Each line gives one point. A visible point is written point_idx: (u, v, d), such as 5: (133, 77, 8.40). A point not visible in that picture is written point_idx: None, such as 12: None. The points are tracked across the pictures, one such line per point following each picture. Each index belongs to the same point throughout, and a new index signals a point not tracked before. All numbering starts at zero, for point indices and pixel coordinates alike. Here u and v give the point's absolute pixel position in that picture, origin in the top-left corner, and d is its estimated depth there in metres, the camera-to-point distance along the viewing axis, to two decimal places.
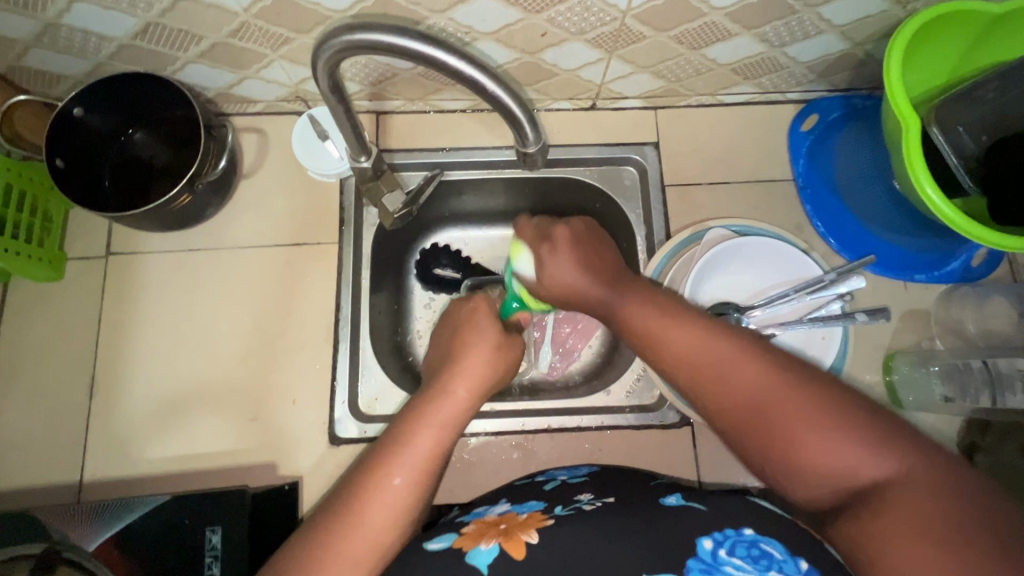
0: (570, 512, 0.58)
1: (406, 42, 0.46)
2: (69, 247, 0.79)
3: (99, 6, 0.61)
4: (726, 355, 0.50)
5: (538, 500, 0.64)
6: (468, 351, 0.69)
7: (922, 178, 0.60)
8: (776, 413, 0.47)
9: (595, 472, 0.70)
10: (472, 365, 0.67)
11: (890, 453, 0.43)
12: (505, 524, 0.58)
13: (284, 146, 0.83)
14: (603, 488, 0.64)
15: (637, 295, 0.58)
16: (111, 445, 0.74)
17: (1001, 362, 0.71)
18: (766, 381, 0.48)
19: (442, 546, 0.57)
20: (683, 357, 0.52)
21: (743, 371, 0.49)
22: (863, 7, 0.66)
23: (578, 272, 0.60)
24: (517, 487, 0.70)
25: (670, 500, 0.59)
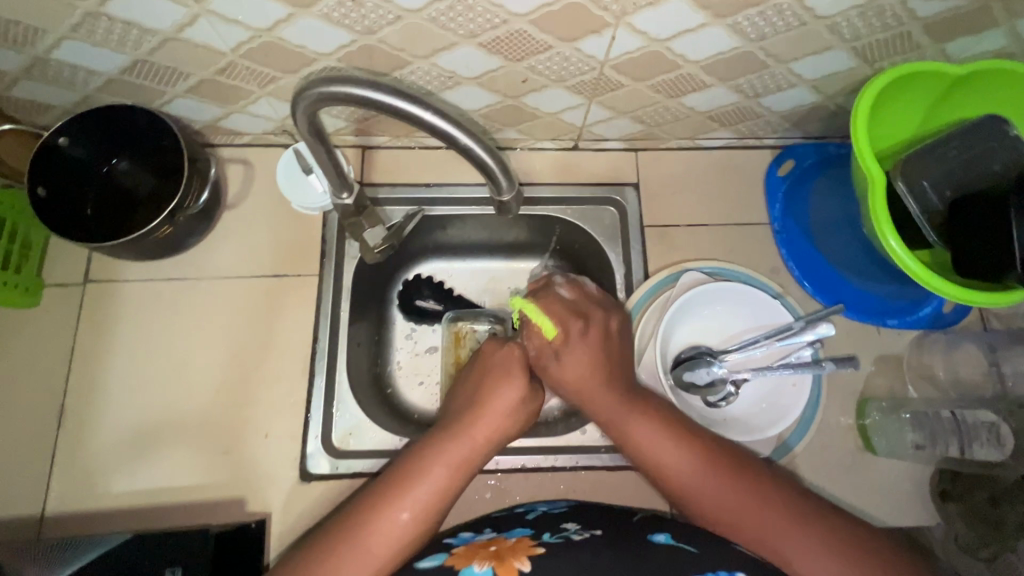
0: (562, 540, 0.60)
1: (377, 94, 0.49)
2: (47, 273, 0.79)
3: (87, 43, 0.62)
4: (717, 495, 0.61)
5: (524, 528, 0.65)
6: (495, 390, 0.69)
7: (885, 228, 0.62)
8: (770, 533, 0.59)
9: (575, 504, 0.71)
10: (497, 408, 0.67)
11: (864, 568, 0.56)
12: (495, 547, 0.59)
13: (269, 178, 0.84)
14: (588, 519, 0.66)
15: (645, 415, 0.67)
16: (76, 478, 0.72)
17: (967, 414, 0.72)
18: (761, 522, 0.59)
19: (434, 563, 0.58)
20: (691, 483, 0.63)
21: (693, 472, 0.63)
22: (832, 65, 0.68)
23: (587, 368, 0.69)
24: (495, 518, 0.70)
25: (658, 538, 0.61)
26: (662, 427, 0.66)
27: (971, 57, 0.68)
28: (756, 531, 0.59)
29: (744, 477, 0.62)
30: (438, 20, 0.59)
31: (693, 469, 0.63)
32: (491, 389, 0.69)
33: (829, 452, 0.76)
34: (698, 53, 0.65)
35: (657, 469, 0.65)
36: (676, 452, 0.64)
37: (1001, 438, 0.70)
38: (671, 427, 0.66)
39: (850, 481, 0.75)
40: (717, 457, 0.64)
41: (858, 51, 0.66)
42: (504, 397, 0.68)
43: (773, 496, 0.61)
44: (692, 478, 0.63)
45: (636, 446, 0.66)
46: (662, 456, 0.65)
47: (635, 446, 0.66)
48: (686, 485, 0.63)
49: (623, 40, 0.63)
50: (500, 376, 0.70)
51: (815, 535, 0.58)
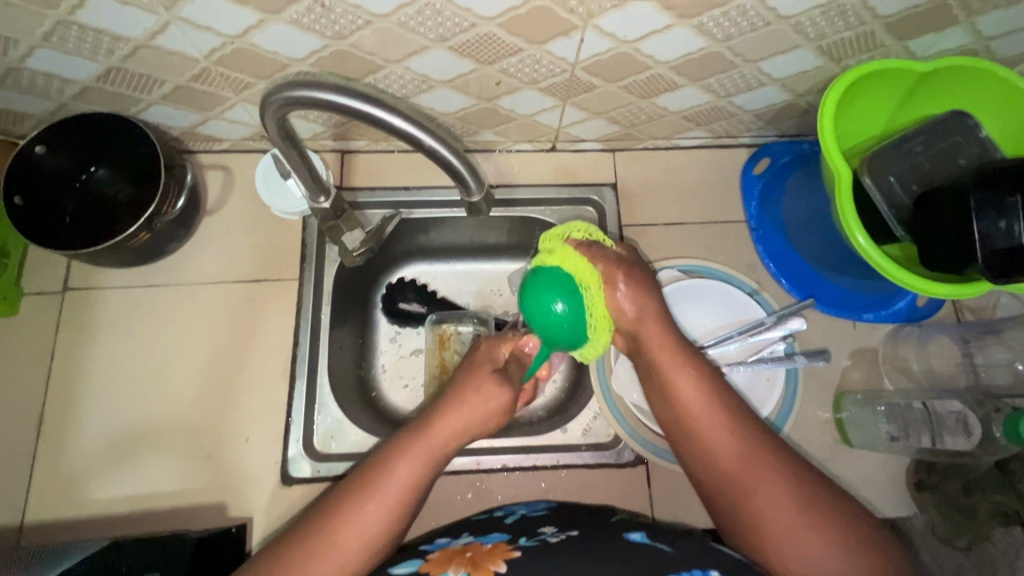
0: (536, 543, 0.60)
1: (341, 98, 0.49)
2: (26, 282, 0.79)
3: (60, 52, 0.62)
4: (756, 471, 0.57)
5: (502, 532, 0.65)
6: (472, 382, 0.66)
7: (853, 225, 0.63)
8: (787, 528, 0.54)
9: (555, 507, 0.71)
10: (472, 403, 0.64)
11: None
12: (471, 553, 0.59)
13: (249, 184, 0.84)
14: (565, 522, 0.66)
15: (698, 373, 0.62)
16: (56, 486, 0.72)
17: (938, 404, 0.72)
18: (786, 504, 0.55)
19: (409, 570, 0.58)
20: (730, 461, 0.58)
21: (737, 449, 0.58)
22: (800, 63, 0.70)
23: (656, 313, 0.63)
24: (474, 522, 0.70)
25: (635, 536, 0.62)
26: (713, 392, 0.61)
27: (935, 54, 0.69)
28: (778, 525, 0.55)
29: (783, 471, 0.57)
30: (408, 24, 0.60)
31: (732, 443, 0.59)
32: (468, 382, 0.66)
33: (806, 446, 0.76)
34: (667, 54, 0.66)
35: (687, 419, 0.61)
36: (720, 430, 0.59)
37: (969, 427, 0.70)
38: (720, 404, 0.61)
39: (827, 475, 0.75)
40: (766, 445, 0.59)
41: (823, 50, 0.67)
42: (483, 392, 0.65)
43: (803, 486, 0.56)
44: (730, 446, 0.59)
45: (678, 397, 0.61)
46: (702, 420, 0.60)
47: (679, 400, 0.61)
48: (723, 456, 0.59)
49: (591, 42, 0.63)
50: (477, 368, 0.67)
51: (833, 534, 0.53)
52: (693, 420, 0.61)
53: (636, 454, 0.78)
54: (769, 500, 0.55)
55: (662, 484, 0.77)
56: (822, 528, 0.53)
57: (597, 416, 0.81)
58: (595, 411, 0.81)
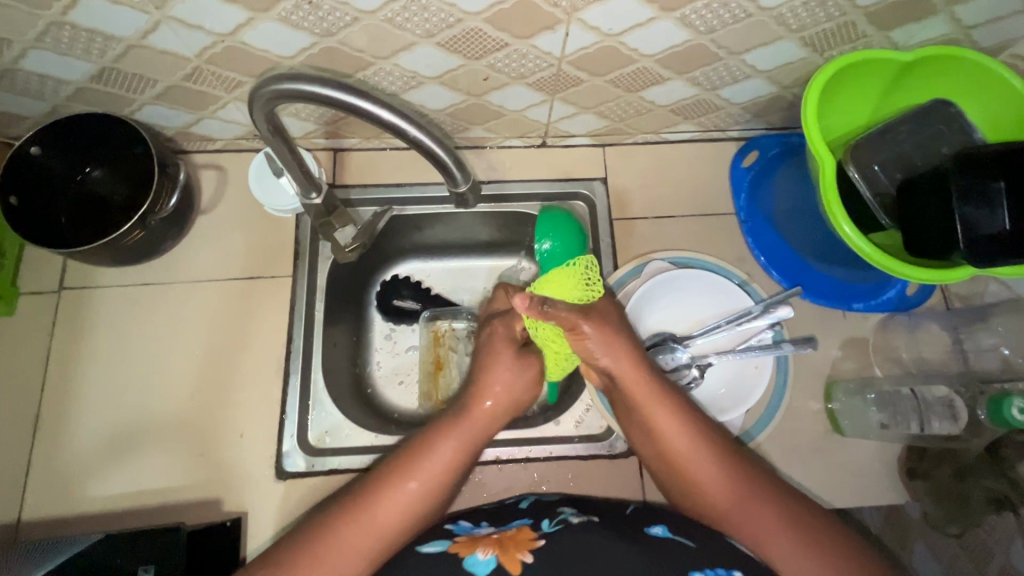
0: (560, 527, 0.60)
1: (326, 90, 0.50)
2: (22, 282, 0.80)
3: (54, 52, 0.63)
4: (754, 508, 0.58)
5: (522, 518, 0.65)
6: (498, 356, 0.68)
7: (839, 214, 0.64)
8: (787, 557, 0.56)
9: (566, 498, 0.72)
10: (497, 374, 0.67)
11: None
12: (498, 536, 0.60)
13: (243, 182, 0.85)
14: (584, 509, 0.67)
15: (684, 416, 0.62)
16: (52, 483, 0.73)
17: (926, 390, 0.73)
18: (785, 538, 0.56)
19: (437, 549, 0.59)
20: (727, 498, 0.59)
21: (733, 484, 0.59)
22: (784, 55, 0.70)
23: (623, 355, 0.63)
24: (488, 510, 0.70)
25: (655, 530, 0.60)
26: (704, 431, 0.61)
27: (917, 44, 0.70)
28: (780, 554, 0.56)
29: (770, 494, 0.58)
30: (395, 20, 0.61)
31: (720, 475, 0.59)
32: (495, 359, 0.68)
33: (797, 436, 0.77)
34: (652, 47, 0.67)
35: (679, 462, 0.61)
36: (709, 463, 0.60)
37: (956, 412, 0.71)
38: (710, 442, 0.61)
39: (819, 464, 0.76)
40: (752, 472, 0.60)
41: (806, 41, 0.68)
42: (510, 368, 0.68)
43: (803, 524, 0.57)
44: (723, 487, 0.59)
45: (669, 441, 0.61)
46: (700, 461, 0.60)
47: (672, 446, 0.61)
48: (719, 494, 0.59)
49: (577, 36, 0.64)
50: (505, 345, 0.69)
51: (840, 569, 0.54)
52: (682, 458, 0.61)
53: (629, 445, 0.78)
54: (765, 531, 0.57)
55: (655, 475, 0.77)
56: (813, 549, 0.55)
57: (589, 408, 0.81)
58: (587, 403, 0.81)
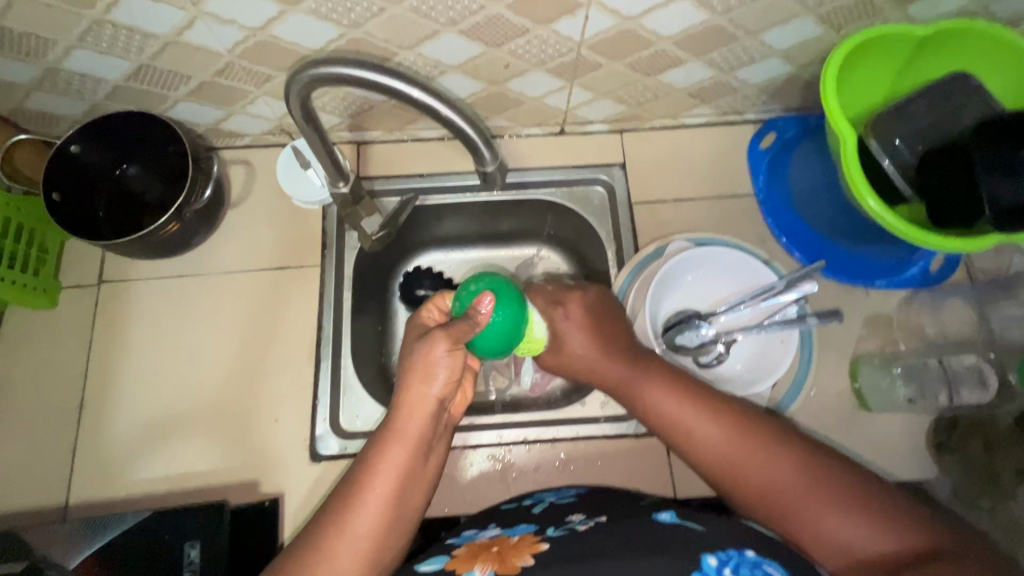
0: (566, 532, 0.59)
1: (362, 72, 0.51)
2: (64, 276, 0.83)
3: (95, 52, 0.66)
4: (756, 455, 0.58)
5: (529, 523, 0.65)
6: (418, 347, 0.56)
7: (863, 188, 0.64)
8: (803, 497, 0.55)
9: (583, 495, 0.71)
10: (430, 368, 0.57)
11: (906, 533, 0.51)
12: (498, 547, 0.59)
13: (270, 176, 0.88)
14: (591, 510, 0.65)
15: (667, 380, 0.64)
16: (97, 468, 0.75)
17: (954, 360, 0.75)
18: (797, 477, 0.55)
19: (435, 567, 0.58)
20: (725, 449, 0.59)
21: (725, 437, 0.59)
22: (800, 33, 0.71)
23: (588, 340, 0.68)
24: (505, 512, 0.70)
25: (664, 516, 0.59)
26: (688, 393, 0.63)
27: (935, 17, 0.70)
28: (796, 498, 0.55)
29: (782, 447, 0.57)
30: (419, 9, 0.62)
31: (724, 436, 0.59)
32: (415, 350, 0.56)
33: (822, 412, 0.77)
34: (669, 29, 0.69)
35: (669, 423, 0.63)
36: (709, 423, 0.60)
37: (986, 378, 0.74)
38: (700, 399, 0.62)
39: (846, 440, 0.76)
40: (762, 427, 0.59)
41: (824, 18, 0.69)
42: (441, 358, 0.57)
43: (813, 462, 0.56)
44: (719, 441, 0.60)
45: (658, 407, 0.63)
46: (691, 419, 0.61)
47: (662, 411, 0.63)
48: (718, 446, 0.59)
49: (596, 20, 0.66)
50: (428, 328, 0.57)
51: (862, 505, 0.53)
52: (679, 421, 0.62)
53: None
54: (772, 470, 0.57)
55: (681, 454, 0.78)
56: (832, 492, 0.54)
57: None
58: None
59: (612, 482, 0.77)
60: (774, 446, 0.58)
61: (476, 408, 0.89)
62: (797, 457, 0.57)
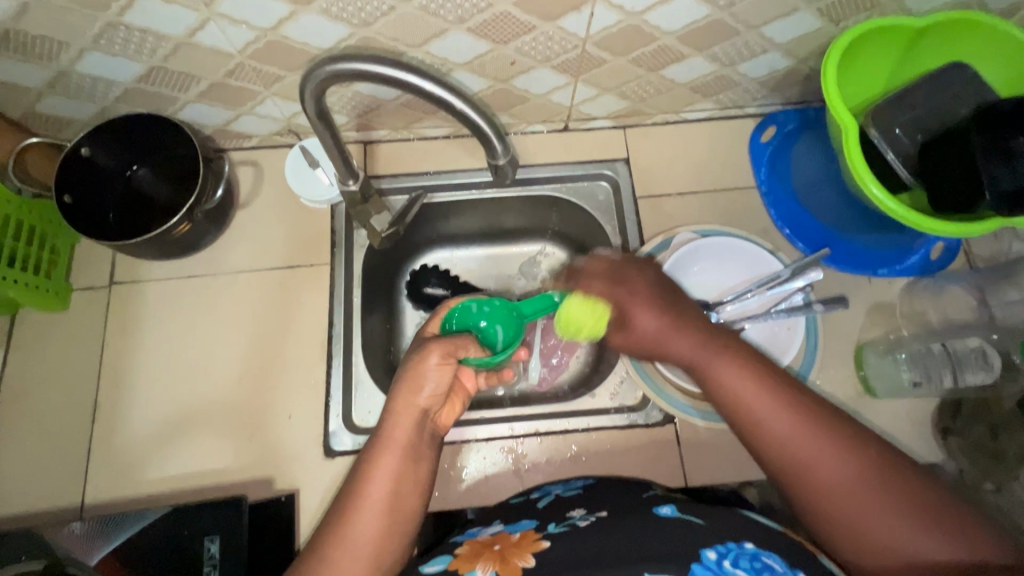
0: (567, 529, 0.60)
1: (378, 67, 0.52)
2: (74, 279, 0.83)
3: (108, 54, 0.67)
4: (823, 449, 0.56)
5: (531, 519, 0.65)
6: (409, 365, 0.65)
7: (866, 176, 0.65)
8: (860, 498, 0.54)
9: (589, 486, 0.73)
10: (420, 384, 0.65)
11: (961, 544, 0.51)
12: (500, 546, 0.59)
13: (278, 176, 0.89)
14: (594, 504, 0.66)
15: (739, 363, 0.61)
16: (113, 467, 0.76)
17: (957, 343, 0.75)
18: (857, 478, 0.54)
19: (438, 568, 0.57)
20: (791, 438, 0.57)
21: (795, 426, 0.57)
22: (799, 27, 0.73)
23: (657, 321, 0.65)
24: (512, 506, 0.71)
25: (664, 510, 0.60)
26: (759, 376, 0.60)
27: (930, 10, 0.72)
28: (853, 499, 0.54)
29: (833, 434, 0.56)
30: (428, 8, 0.64)
31: (795, 426, 0.57)
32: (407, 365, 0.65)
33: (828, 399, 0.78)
34: (673, 24, 0.70)
35: (733, 406, 0.60)
36: (779, 409, 0.58)
37: (989, 361, 0.73)
38: (770, 385, 0.60)
39: None
40: (816, 412, 0.58)
41: (823, 11, 0.70)
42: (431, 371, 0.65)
43: (877, 463, 0.55)
44: (791, 429, 0.57)
45: (724, 388, 0.61)
46: (760, 404, 0.59)
47: (727, 392, 0.61)
48: (784, 433, 0.57)
49: (601, 16, 0.67)
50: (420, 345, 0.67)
51: (921, 514, 0.52)
52: (742, 404, 0.60)
53: (664, 414, 0.80)
54: (836, 468, 0.55)
55: (692, 443, 0.79)
56: (892, 499, 0.53)
57: (624, 379, 0.83)
58: (621, 375, 0.83)
59: (623, 472, 0.78)
60: (844, 441, 0.56)
61: (485, 403, 0.89)
62: (862, 458, 0.55)
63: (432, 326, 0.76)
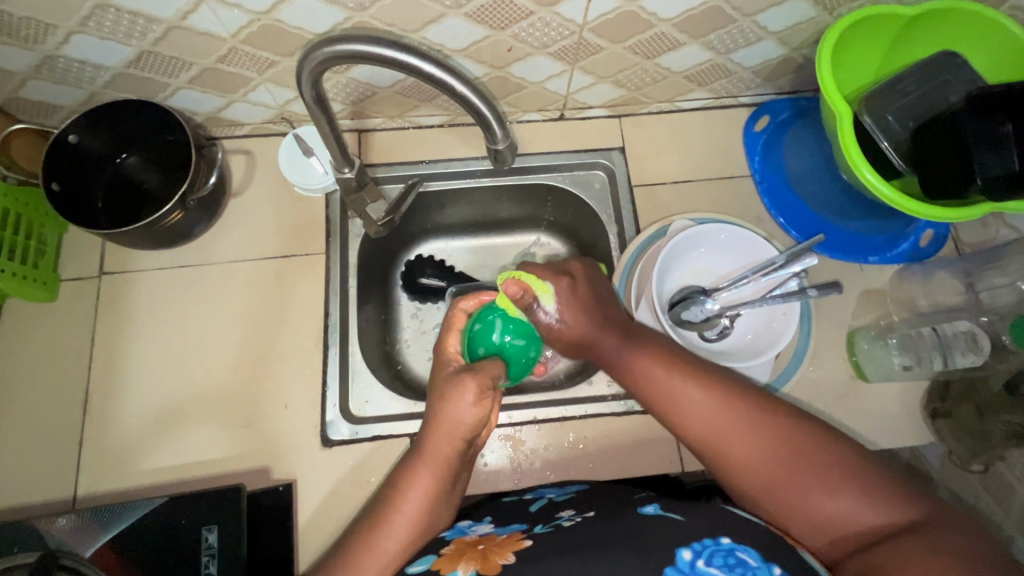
0: (552, 529, 0.59)
1: (378, 48, 0.52)
2: (62, 269, 0.82)
3: (96, 37, 0.66)
4: (736, 426, 0.59)
5: (522, 521, 0.64)
6: (448, 394, 0.62)
7: (860, 163, 0.66)
8: (776, 469, 0.56)
9: (584, 490, 0.69)
10: (458, 416, 0.62)
11: (887, 507, 0.53)
12: (484, 545, 0.58)
13: (271, 165, 0.88)
14: (585, 505, 0.64)
15: (650, 356, 0.65)
16: (106, 459, 0.75)
17: (946, 327, 0.76)
18: (771, 452, 0.57)
19: (421, 569, 0.56)
20: (704, 420, 0.60)
21: (709, 409, 0.60)
22: (793, 15, 0.73)
23: (576, 315, 0.68)
24: (504, 505, 0.70)
25: (648, 509, 0.58)
26: (669, 367, 0.64)
27: None
28: (773, 472, 0.56)
29: (748, 412, 0.59)
30: None
31: (707, 408, 0.60)
32: (446, 394, 0.62)
33: (821, 384, 0.80)
34: (669, 11, 0.70)
35: (654, 395, 0.64)
36: (692, 395, 0.61)
37: (979, 343, 0.74)
38: (684, 373, 0.63)
39: (844, 410, 0.78)
40: (727, 393, 0.61)
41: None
42: (469, 404, 0.62)
43: (790, 434, 0.57)
44: (704, 414, 0.60)
45: (639, 378, 0.65)
46: (672, 393, 0.62)
47: (647, 384, 0.64)
48: (698, 416, 0.60)
49: (598, 2, 0.67)
50: (456, 376, 0.63)
51: (837, 477, 0.54)
52: (661, 396, 0.63)
53: None
54: (748, 443, 0.58)
55: None
56: (807, 465, 0.55)
57: None
58: None
59: (620, 458, 0.79)
60: (755, 418, 0.59)
61: None
62: (775, 431, 0.58)
63: (450, 342, 0.69)
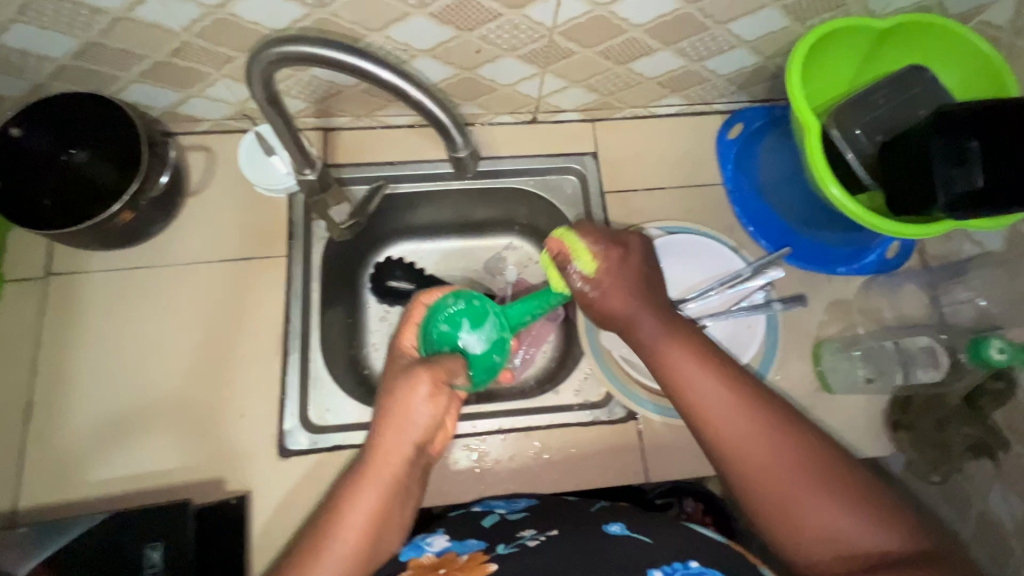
0: (515, 551, 0.57)
1: (329, 52, 0.50)
2: (7, 269, 0.78)
3: (37, 27, 0.62)
4: (744, 418, 0.57)
5: (478, 538, 0.62)
6: (402, 391, 0.63)
7: (827, 177, 0.66)
8: (779, 466, 0.55)
9: (535, 506, 0.69)
10: (410, 412, 0.63)
11: (882, 528, 0.52)
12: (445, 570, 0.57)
13: (232, 162, 0.84)
14: (542, 522, 0.63)
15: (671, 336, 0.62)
16: (50, 469, 0.72)
17: (908, 341, 0.78)
18: (777, 449, 0.55)
19: None
20: (715, 405, 0.58)
21: (721, 395, 0.58)
22: (766, 25, 0.73)
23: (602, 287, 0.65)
24: (453, 518, 0.68)
25: (613, 527, 0.59)
26: (687, 349, 0.61)
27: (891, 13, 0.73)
28: (775, 468, 0.55)
29: (757, 408, 0.57)
30: None
31: (720, 392, 0.58)
32: (397, 392, 0.63)
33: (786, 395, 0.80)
34: (641, 17, 0.69)
35: (667, 375, 0.61)
36: (704, 379, 0.59)
37: (937, 359, 0.77)
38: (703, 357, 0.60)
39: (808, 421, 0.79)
40: (738, 385, 0.59)
41: (788, 9, 0.70)
42: (422, 402, 0.63)
43: (795, 436, 0.56)
44: (716, 400, 0.58)
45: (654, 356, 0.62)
46: (686, 374, 0.60)
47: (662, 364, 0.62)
48: (709, 401, 0.58)
49: (568, 6, 0.66)
50: (410, 370, 0.64)
51: (837, 491, 0.53)
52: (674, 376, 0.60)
53: (627, 411, 0.80)
54: (754, 437, 0.56)
55: (654, 438, 0.79)
56: (809, 471, 0.54)
57: (588, 375, 0.83)
58: (586, 371, 0.83)
59: (586, 468, 0.78)
60: (765, 414, 0.57)
61: None
62: (782, 428, 0.56)
63: (406, 338, 0.71)
